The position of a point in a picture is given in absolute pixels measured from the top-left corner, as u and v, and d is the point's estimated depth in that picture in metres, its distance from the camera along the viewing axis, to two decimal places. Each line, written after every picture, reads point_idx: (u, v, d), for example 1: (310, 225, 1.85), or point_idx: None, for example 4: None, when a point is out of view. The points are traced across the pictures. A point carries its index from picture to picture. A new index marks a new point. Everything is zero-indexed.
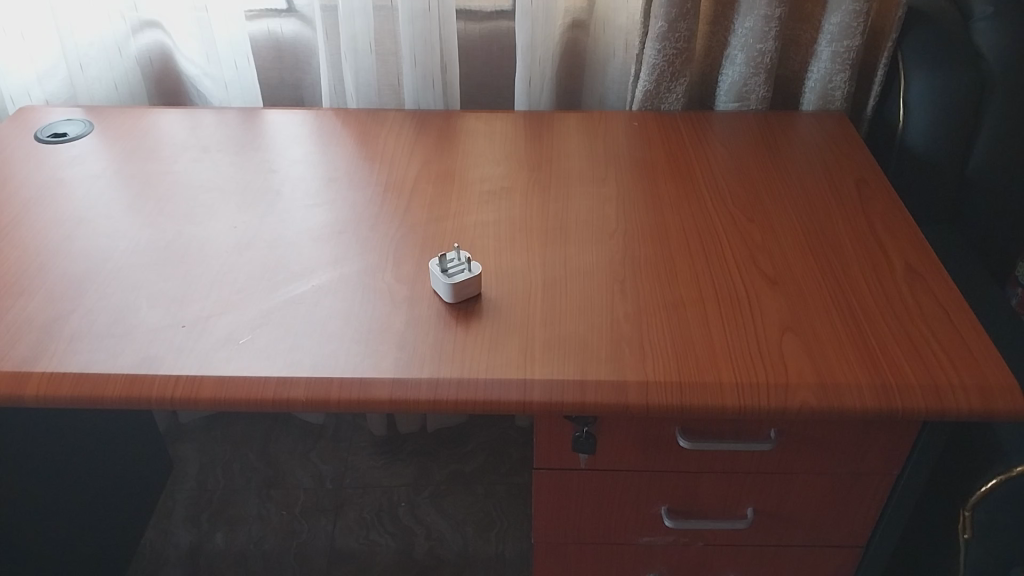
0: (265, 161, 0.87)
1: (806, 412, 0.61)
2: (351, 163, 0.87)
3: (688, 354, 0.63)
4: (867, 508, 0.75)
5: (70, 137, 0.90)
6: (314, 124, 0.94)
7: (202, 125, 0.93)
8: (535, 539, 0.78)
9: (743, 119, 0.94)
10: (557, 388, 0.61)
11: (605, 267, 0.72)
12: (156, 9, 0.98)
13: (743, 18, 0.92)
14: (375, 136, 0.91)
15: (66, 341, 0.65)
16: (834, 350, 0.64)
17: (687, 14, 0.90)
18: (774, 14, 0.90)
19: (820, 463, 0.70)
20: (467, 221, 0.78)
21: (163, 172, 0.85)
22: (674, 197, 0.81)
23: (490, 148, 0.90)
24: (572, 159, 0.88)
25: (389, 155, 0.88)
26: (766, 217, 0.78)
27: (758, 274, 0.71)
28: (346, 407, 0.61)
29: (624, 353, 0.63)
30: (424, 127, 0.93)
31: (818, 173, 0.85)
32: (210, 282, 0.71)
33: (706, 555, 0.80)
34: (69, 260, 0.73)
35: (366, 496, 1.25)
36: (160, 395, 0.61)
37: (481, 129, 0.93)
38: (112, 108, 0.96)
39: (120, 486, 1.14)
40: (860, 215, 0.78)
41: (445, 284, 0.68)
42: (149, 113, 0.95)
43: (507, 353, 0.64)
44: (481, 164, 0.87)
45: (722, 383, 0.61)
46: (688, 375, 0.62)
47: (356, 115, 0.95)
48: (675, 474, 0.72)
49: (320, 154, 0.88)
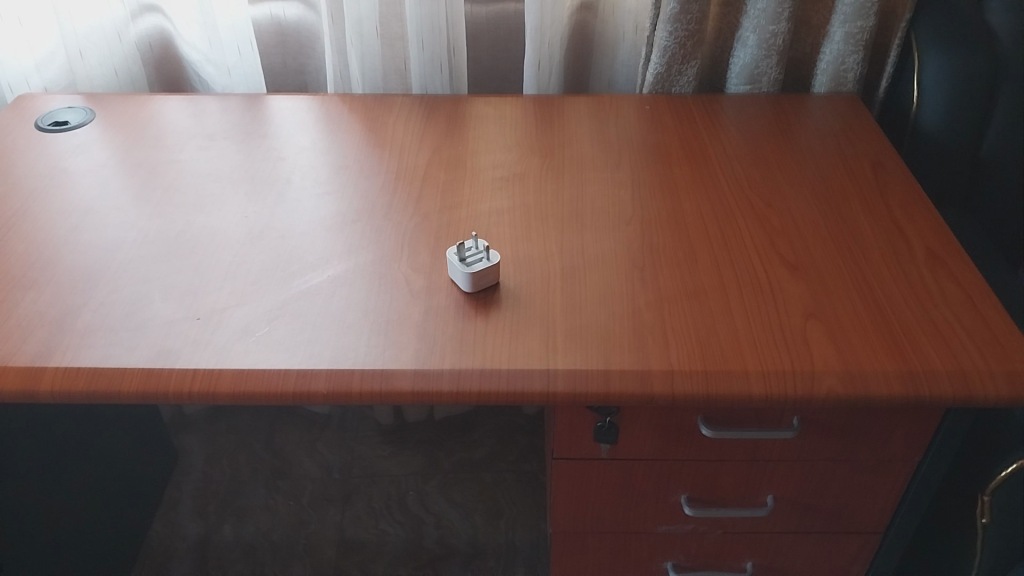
0: (272, 148, 0.85)
1: (832, 400, 0.60)
2: (360, 150, 0.86)
3: (712, 342, 0.63)
4: (887, 494, 0.75)
5: (72, 125, 0.88)
6: (320, 109, 0.92)
7: (206, 112, 0.91)
8: (554, 529, 0.78)
9: (755, 102, 0.93)
10: (580, 377, 0.60)
11: (624, 253, 0.72)
12: None
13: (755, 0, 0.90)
14: (384, 122, 0.90)
15: (79, 335, 0.63)
16: (859, 336, 0.63)
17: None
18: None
19: (842, 450, 0.70)
20: (482, 209, 0.77)
21: (169, 160, 0.83)
22: (689, 182, 0.80)
23: (501, 133, 0.88)
24: (584, 144, 0.86)
25: (398, 141, 0.87)
26: (784, 202, 0.77)
27: (778, 259, 0.71)
28: (367, 399, 0.60)
29: (648, 342, 0.63)
30: (432, 112, 0.92)
31: (834, 155, 0.84)
32: (223, 274, 0.69)
33: (724, 544, 0.80)
34: (77, 252, 0.72)
35: (375, 486, 1.24)
36: (177, 389, 0.60)
37: (490, 113, 0.92)
38: (113, 95, 0.94)
39: (127, 478, 1.14)
40: (878, 199, 0.78)
41: (462, 274, 0.67)
42: (150, 100, 0.93)
43: (529, 342, 0.63)
44: (492, 150, 0.86)
45: (748, 372, 0.60)
46: (713, 364, 0.61)
47: (362, 100, 0.94)
48: (696, 462, 0.71)
49: (328, 141, 0.87)
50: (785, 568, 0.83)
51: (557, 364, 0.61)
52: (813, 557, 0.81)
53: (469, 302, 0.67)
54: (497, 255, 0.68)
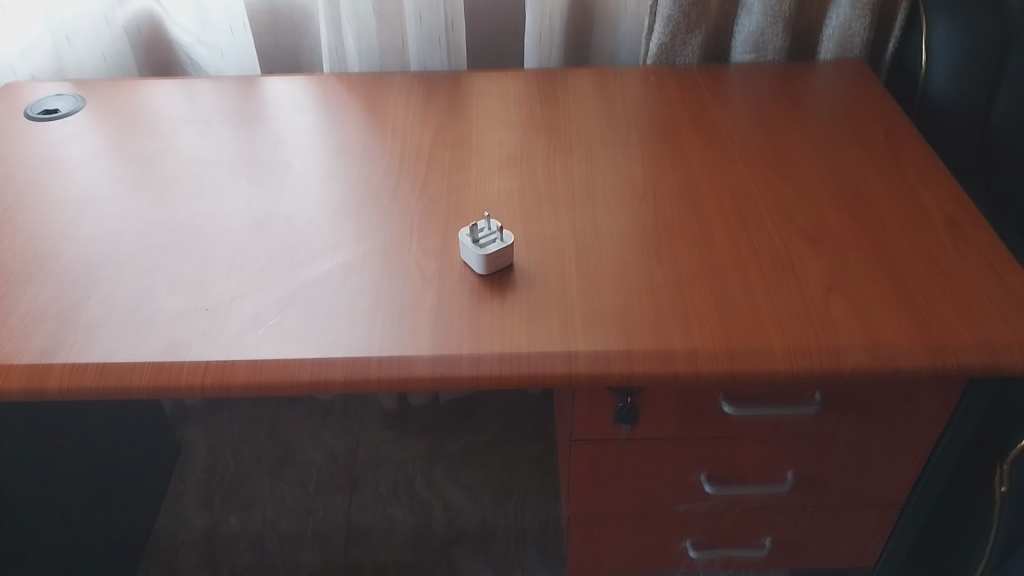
0: (271, 132, 0.83)
1: (858, 374, 0.59)
2: (361, 132, 0.83)
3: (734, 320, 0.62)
4: (908, 467, 0.74)
5: (62, 113, 0.85)
6: (318, 90, 0.90)
7: (201, 96, 0.89)
8: (572, 512, 0.77)
9: (762, 71, 0.91)
10: (602, 359, 0.59)
11: (639, 230, 0.70)
12: None
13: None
14: (383, 101, 0.88)
15: (84, 330, 0.62)
16: (883, 309, 0.62)
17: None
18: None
19: (864, 424, 0.69)
20: (490, 189, 0.75)
21: (166, 147, 0.81)
22: (700, 155, 0.79)
23: (504, 109, 0.86)
24: (591, 120, 0.84)
25: (400, 121, 0.85)
26: (799, 173, 0.76)
27: (795, 232, 0.69)
28: (385, 388, 0.58)
29: (669, 321, 0.62)
30: (433, 90, 0.89)
31: (845, 123, 0.82)
32: (229, 263, 0.67)
33: (743, 521, 0.79)
34: (77, 244, 0.70)
35: (381, 471, 1.23)
36: (190, 383, 0.58)
37: (492, 89, 0.90)
38: (103, 81, 0.91)
39: (129, 472, 1.12)
40: (892, 167, 0.76)
41: (475, 256, 0.65)
42: (142, 85, 0.91)
43: (547, 325, 0.62)
44: (497, 127, 0.84)
45: (772, 349, 0.59)
46: (736, 341, 0.60)
47: (360, 79, 0.91)
48: (716, 441, 0.70)
49: (328, 123, 0.85)
50: (804, 543, 0.82)
51: (578, 346, 0.60)
52: (832, 532, 0.81)
53: (483, 285, 0.65)
54: (510, 235, 0.66)
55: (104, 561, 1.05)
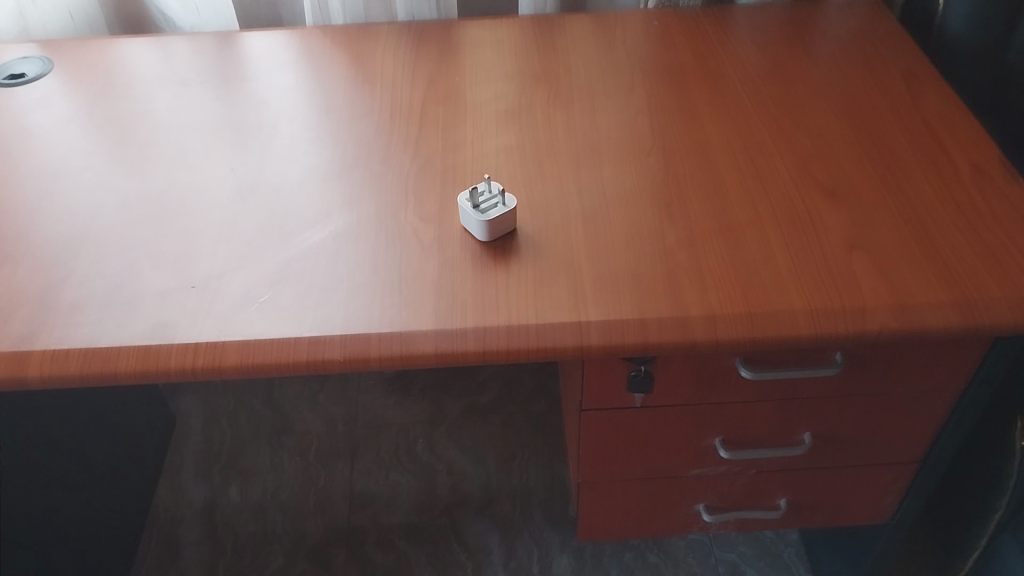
0: (253, 92, 0.78)
1: (885, 336, 0.56)
2: (348, 88, 0.79)
3: (757, 280, 0.58)
4: (929, 424, 0.72)
5: (29, 78, 0.80)
6: (300, 45, 0.85)
7: (176, 55, 0.84)
8: (582, 480, 0.75)
9: (769, 11, 0.86)
10: (616, 328, 0.56)
11: (650, 188, 0.66)
12: None
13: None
14: (371, 54, 0.83)
15: (65, 314, 0.58)
16: (907, 263, 0.59)
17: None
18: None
19: (886, 383, 0.66)
20: (488, 148, 0.71)
21: (142, 113, 0.76)
22: (708, 104, 0.75)
23: (499, 60, 0.82)
24: (592, 68, 0.80)
25: (389, 75, 0.80)
26: (814, 119, 0.72)
27: (813, 185, 0.66)
28: (387, 366, 0.55)
29: (688, 283, 0.58)
30: (423, 41, 0.84)
31: (860, 65, 0.78)
32: (215, 235, 0.64)
33: (758, 483, 0.77)
34: (52, 220, 0.65)
35: (381, 436, 1.21)
36: (179, 367, 0.55)
37: (486, 38, 0.85)
38: (70, 41, 0.86)
39: (125, 455, 1.10)
40: (913, 112, 0.72)
41: (476, 222, 0.61)
42: (113, 45, 0.85)
43: (557, 295, 0.58)
44: (492, 80, 0.79)
45: (800, 308, 0.56)
46: (759, 304, 0.57)
47: (345, 31, 0.86)
48: (732, 405, 0.67)
49: (313, 80, 0.80)
50: (819, 502, 0.80)
51: (590, 315, 0.56)
52: (848, 490, 0.79)
53: (486, 253, 0.62)
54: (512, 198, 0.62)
55: (104, 539, 1.03)
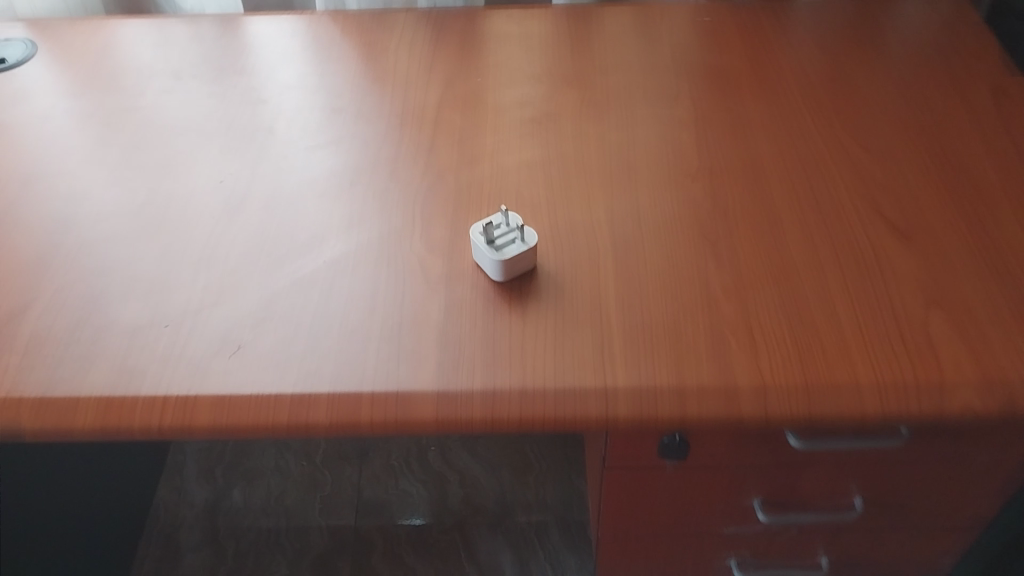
0: (252, 87, 0.71)
1: (967, 418, 0.47)
2: (357, 86, 0.70)
3: (812, 344, 0.50)
4: (999, 493, 0.63)
5: (10, 64, 0.73)
6: (308, 32, 0.76)
7: (170, 41, 0.76)
8: (602, 533, 0.68)
9: (836, 7, 0.76)
10: (647, 396, 0.48)
11: (693, 218, 0.58)
12: None
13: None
14: (384, 46, 0.74)
15: (21, 351, 0.51)
16: (995, 328, 0.50)
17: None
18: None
19: (956, 452, 0.58)
20: (509, 163, 0.63)
21: (127, 108, 0.69)
22: (763, 118, 0.65)
23: (527, 56, 0.73)
24: (630, 70, 0.71)
25: (403, 71, 0.72)
26: (886, 143, 0.63)
27: (884, 223, 0.57)
28: (380, 432, 0.48)
29: (733, 343, 0.50)
30: (442, 32, 0.76)
31: (940, 77, 0.68)
32: (194, 261, 0.56)
33: (797, 542, 0.69)
34: (19, 235, 0.59)
35: (392, 441, 1.15)
36: (144, 424, 0.48)
37: (513, 31, 0.76)
38: (59, 21, 0.79)
39: (121, 513, 1.02)
40: (1001, 137, 0.62)
41: (489, 261, 0.53)
42: (104, 26, 0.78)
43: (581, 351, 0.50)
44: (518, 80, 0.70)
45: (861, 383, 0.48)
46: (814, 374, 0.48)
47: (358, 18, 0.78)
48: (776, 469, 0.59)
49: (318, 75, 0.72)
50: (864, 562, 0.72)
51: (616, 378, 0.48)
52: (899, 552, 0.71)
53: (501, 295, 0.54)
54: (532, 233, 0.54)
55: (100, 543, 0.98)
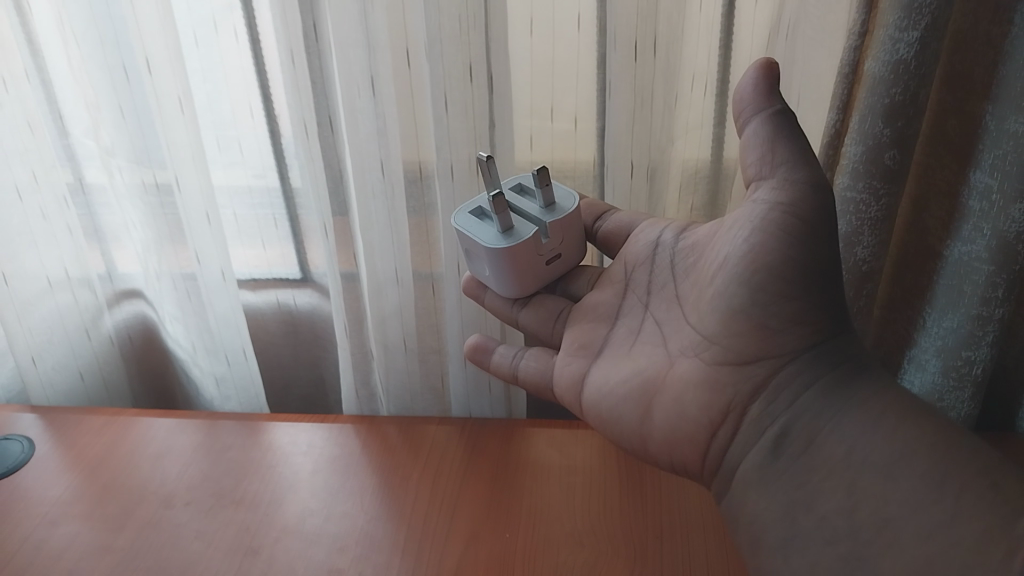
0: (252, 529, 0.64)
1: None
2: (366, 536, 0.63)
3: (857, 504, 0.47)
4: None
5: (14, 468, 0.71)
6: (332, 447, 0.72)
7: (169, 453, 0.72)
8: None
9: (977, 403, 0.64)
10: (794, 551, 0.49)
11: None
12: (132, 280, 0.85)
13: (951, 265, 0.58)
14: (405, 479, 0.67)
15: None
16: None
17: (872, 222, 0.57)
18: (1000, 273, 0.57)
19: None
20: (586, 272, 0.65)
21: (102, 548, 0.63)
22: None
23: (569, 506, 0.64)
24: (681, 502, 0.64)
25: (421, 517, 0.64)
26: None
27: None
28: None
29: (780, 472, 0.50)
30: (473, 460, 0.69)
31: None
32: None
33: None
34: None
35: None
36: None
37: (555, 462, 0.68)
38: (75, 415, 0.77)
39: None
40: None
41: (513, 194, 0.60)
42: (136, 422, 0.76)
43: (740, 512, 0.52)
44: (559, 546, 0.60)
45: (654, 272, 0.59)
46: (666, 227, 0.60)
47: (383, 434, 0.72)
48: None
49: (325, 521, 0.64)
50: None
51: (721, 437, 0.53)
52: None
53: (526, 355, 0.61)
54: (507, 214, 0.55)
55: None
